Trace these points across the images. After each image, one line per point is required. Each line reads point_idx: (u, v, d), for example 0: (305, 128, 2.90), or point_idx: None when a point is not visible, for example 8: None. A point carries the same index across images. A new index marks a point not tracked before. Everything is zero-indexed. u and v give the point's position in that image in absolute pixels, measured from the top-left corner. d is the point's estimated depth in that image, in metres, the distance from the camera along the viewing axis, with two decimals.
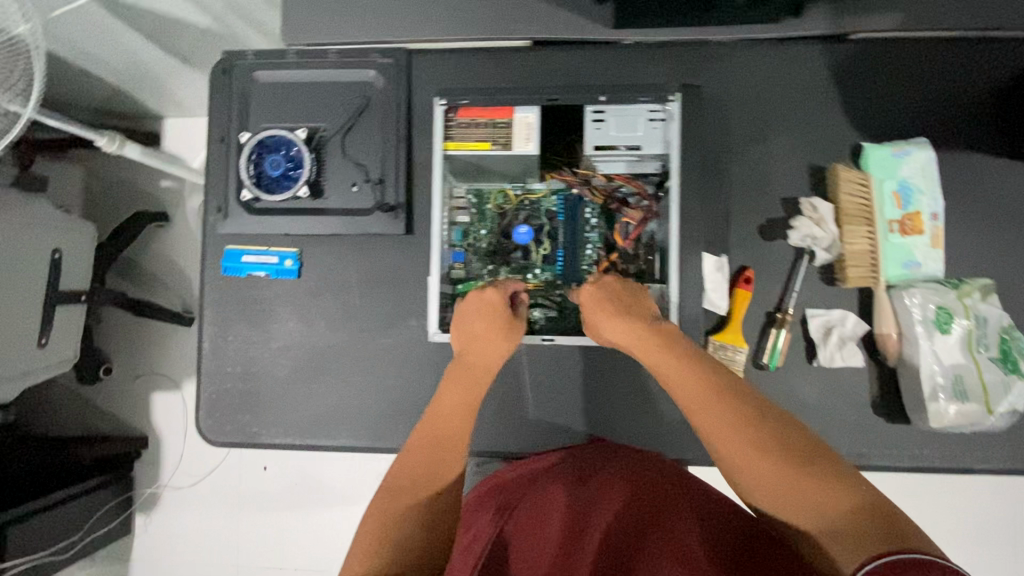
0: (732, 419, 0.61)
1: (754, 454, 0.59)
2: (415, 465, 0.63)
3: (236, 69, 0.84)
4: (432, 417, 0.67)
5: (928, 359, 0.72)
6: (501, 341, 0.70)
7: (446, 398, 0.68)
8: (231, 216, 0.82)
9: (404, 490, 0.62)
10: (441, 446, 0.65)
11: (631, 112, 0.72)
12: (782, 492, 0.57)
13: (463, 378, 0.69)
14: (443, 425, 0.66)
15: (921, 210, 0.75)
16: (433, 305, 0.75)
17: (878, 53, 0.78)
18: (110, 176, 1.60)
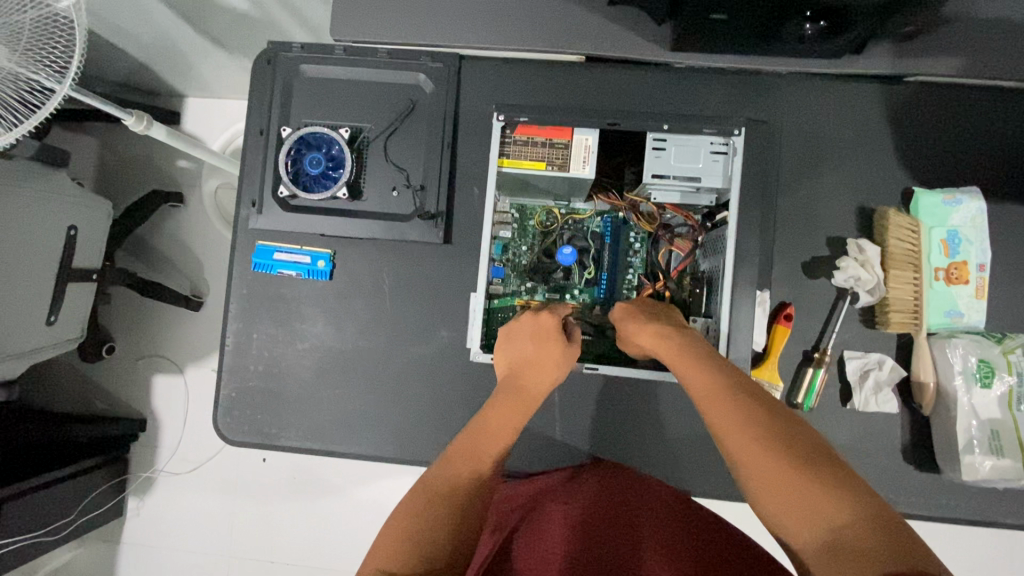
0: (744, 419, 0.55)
1: (764, 457, 0.52)
2: (452, 472, 0.60)
3: (280, 60, 0.82)
4: (476, 430, 0.64)
5: (966, 411, 0.71)
6: (555, 363, 0.68)
7: (492, 413, 0.65)
8: (265, 211, 0.80)
9: (439, 495, 0.57)
10: (484, 458, 0.61)
11: (694, 143, 0.66)
12: (792, 501, 0.50)
13: (511, 395, 0.66)
14: (487, 438, 0.63)
15: (968, 260, 0.74)
16: (475, 324, 0.72)
17: (935, 98, 0.78)
18: (126, 151, 1.57)
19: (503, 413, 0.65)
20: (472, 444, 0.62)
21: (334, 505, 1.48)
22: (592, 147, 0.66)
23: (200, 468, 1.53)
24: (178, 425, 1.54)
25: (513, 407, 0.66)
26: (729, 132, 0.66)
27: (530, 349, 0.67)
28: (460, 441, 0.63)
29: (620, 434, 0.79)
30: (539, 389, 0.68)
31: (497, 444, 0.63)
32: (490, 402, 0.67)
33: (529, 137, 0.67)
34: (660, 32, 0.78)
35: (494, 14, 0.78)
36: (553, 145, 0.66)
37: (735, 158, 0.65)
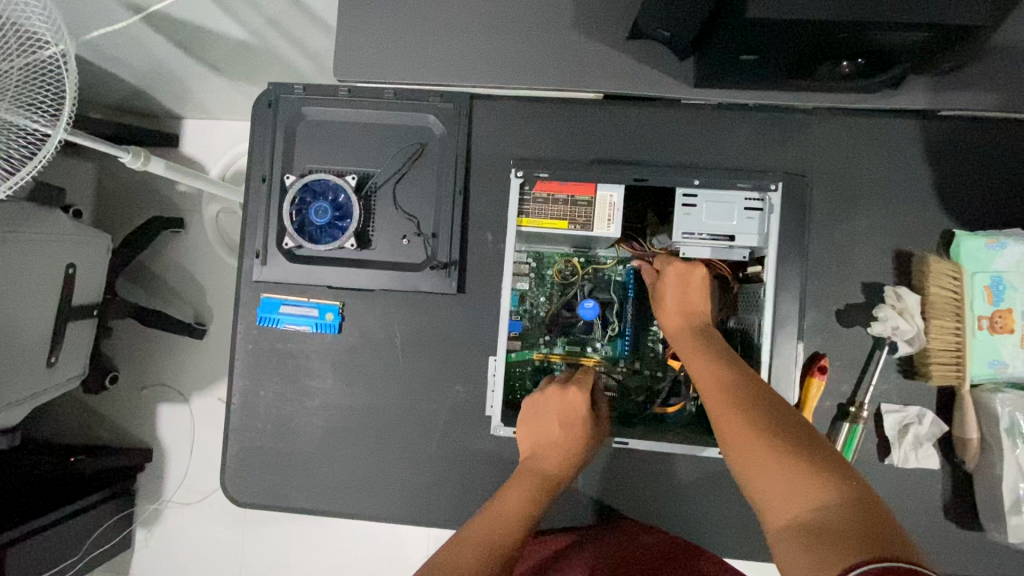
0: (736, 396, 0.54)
1: (749, 435, 0.50)
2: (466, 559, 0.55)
3: (281, 102, 0.78)
4: (494, 513, 0.61)
5: (1014, 470, 0.67)
6: (578, 440, 0.66)
7: (513, 499, 0.62)
8: (270, 262, 0.76)
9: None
10: (502, 545, 0.58)
11: (727, 198, 0.62)
12: (772, 478, 0.47)
13: (531, 479, 0.64)
14: (504, 524, 0.59)
15: (1013, 307, 0.69)
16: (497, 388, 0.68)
17: (974, 133, 0.73)
18: (125, 177, 1.53)
19: (523, 498, 0.62)
20: (488, 531, 0.58)
21: (344, 534, 1.45)
22: (617, 205, 0.61)
23: (208, 499, 1.50)
24: (185, 456, 1.51)
25: (534, 492, 0.63)
26: (766, 187, 0.61)
27: (553, 428, 0.65)
28: (476, 524, 0.60)
29: (646, 491, 0.75)
30: (561, 472, 0.65)
31: (517, 532, 0.59)
32: (508, 486, 0.64)
33: (550, 194, 0.62)
34: (682, 68, 0.73)
35: (507, 53, 0.74)
36: (576, 203, 0.61)
37: (773, 216, 0.61)
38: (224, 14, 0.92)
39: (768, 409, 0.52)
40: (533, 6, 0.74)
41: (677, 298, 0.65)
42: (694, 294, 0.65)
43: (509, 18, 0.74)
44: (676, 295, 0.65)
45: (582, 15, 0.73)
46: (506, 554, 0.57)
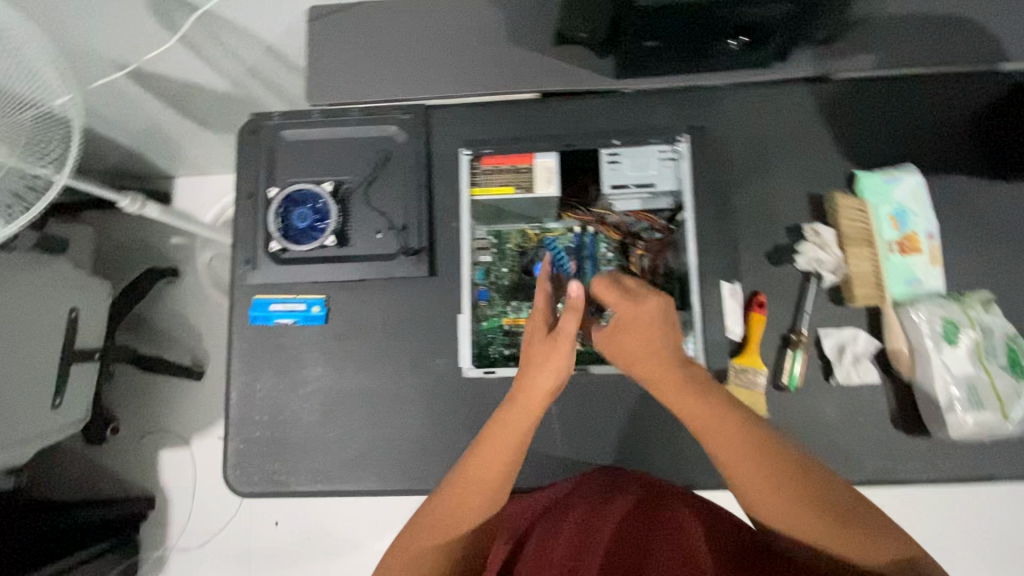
0: (742, 436, 0.60)
1: (767, 477, 0.58)
2: (465, 507, 0.66)
3: (262, 128, 0.89)
4: (492, 447, 0.67)
5: (941, 371, 0.74)
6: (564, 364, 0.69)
7: (507, 424, 0.68)
8: (261, 267, 0.85)
9: (456, 526, 0.66)
10: (496, 479, 0.67)
11: (643, 154, 0.82)
12: (794, 511, 0.57)
13: (523, 405, 0.68)
14: (498, 458, 0.67)
15: (917, 230, 0.79)
16: (463, 339, 0.80)
17: (862, 90, 0.85)
18: (122, 235, 1.63)
19: (517, 425, 0.68)
20: (460, 495, 0.66)
21: (351, 561, 1.45)
22: (554, 169, 0.80)
23: (211, 541, 1.50)
24: (187, 499, 1.53)
25: (528, 417, 0.68)
26: (673, 141, 0.82)
27: (540, 362, 0.69)
28: (472, 461, 0.67)
29: (620, 437, 0.81)
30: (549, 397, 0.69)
31: (486, 491, 0.66)
32: (502, 413, 0.69)
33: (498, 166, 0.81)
34: (605, 64, 0.86)
35: (454, 68, 0.87)
36: (521, 171, 0.80)
37: (682, 162, 0.81)
38: (209, 67, 1.05)
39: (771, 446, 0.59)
40: (473, 30, 0.87)
41: (638, 335, 0.65)
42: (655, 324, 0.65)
43: (453, 42, 0.88)
44: (636, 331, 0.65)
45: (513, 31, 0.87)
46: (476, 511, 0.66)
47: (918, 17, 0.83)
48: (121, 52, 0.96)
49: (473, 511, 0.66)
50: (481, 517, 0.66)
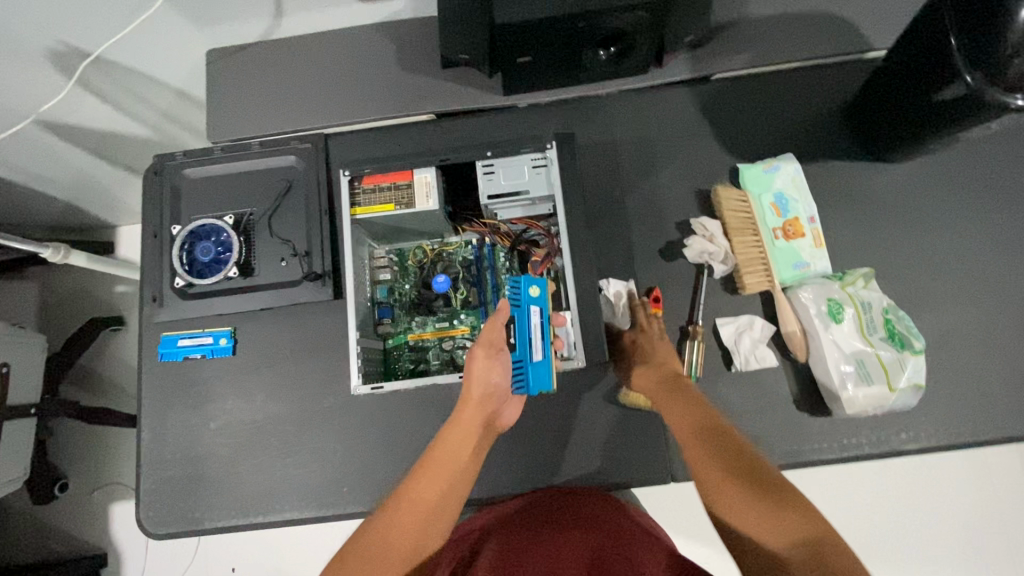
0: (704, 439, 0.61)
1: (727, 470, 0.57)
2: (399, 535, 0.59)
3: (165, 169, 0.90)
4: (431, 471, 0.63)
5: (830, 348, 0.75)
6: (501, 379, 0.67)
7: (444, 447, 0.65)
8: (166, 303, 0.85)
9: (387, 560, 0.57)
10: (433, 506, 0.61)
11: (517, 161, 0.79)
12: (745, 508, 0.54)
13: (461, 424, 0.66)
14: (436, 482, 0.62)
15: (799, 216, 0.82)
16: (354, 358, 0.76)
17: (739, 87, 0.88)
18: (65, 288, 1.63)
19: (457, 447, 0.65)
20: (403, 528, 0.59)
21: None
22: (432, 183, 0.78)
23: None
24: (140, 552, 1.48)
25: (467, 439, 0.66)
26: (544, 147, 0.79)
27: (478, 378, 0.66)
28: (412, 486, 0.62)
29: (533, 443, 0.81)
30: (481, 412, 0.67)
31: (428, 527, 0.60)
32: (442, 433, 0.66)
33: (376, 185, 0.79)
34: (492, 82, 0.89)
35: (348, 98, 0.90)
36: (400, 188, 0.79)
37: (554, 167, 0.78)
38: (122, 114, 1.08)
39: (729, 442, 0.60)
40: (364, 60, 0.91)
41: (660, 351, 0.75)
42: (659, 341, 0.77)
43: (346, 73, 0.91)
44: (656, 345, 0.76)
45: (402, 58, 0.90)
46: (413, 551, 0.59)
47: (780, 15, 0.87)
48: (22, 103, 0.98)
49: (407, 539, 0.59)
50: (415, 549, 0.59)
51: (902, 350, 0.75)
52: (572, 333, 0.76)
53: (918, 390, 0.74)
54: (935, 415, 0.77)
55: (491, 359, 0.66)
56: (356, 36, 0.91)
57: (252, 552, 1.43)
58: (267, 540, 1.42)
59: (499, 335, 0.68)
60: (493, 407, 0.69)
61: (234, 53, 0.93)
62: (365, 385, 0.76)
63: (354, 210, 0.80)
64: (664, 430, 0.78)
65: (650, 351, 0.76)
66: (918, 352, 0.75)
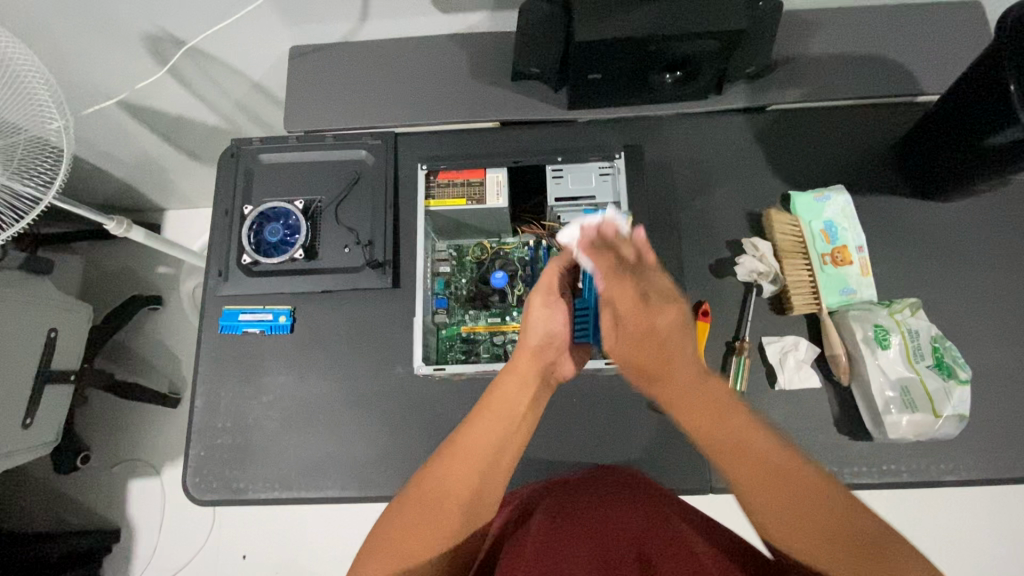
0: (758, 453, 0.59)
1: (783, 495, 0.56)
2: (455, 479, 0.63)
3: (242, 152, 0.95)
4: (487, 418, 0.67)
5: (875, 373, 0.77)
6: (558, 325, 0.73)
7: (503, 394, 0.69)
8: (232, 278, 0.89)
9: (444, 506, 0.62)
10: (487, 454, 0.65)
11: (586, 168, 0.88)
12: (775, 503, 0.56)
13: (518, 371, 0.71)
14: (490, 432, 0.67)
15: (848, 244, 0.84)
16: (417, 340, 0.82)
17: (794, 120, 0.93)
18: (108, 264, 1.67)
19: (514, 393, 0.69)
20: (459, 472, 0.64)
21: None
22: (503, 181, 0.86)
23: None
24: (153, 530, 1.46)
25: (522, 385, 0.70)
26: (612, 157, 0.88)
27: (537, 323, 0.72)
28: (466, 435, 0.67)
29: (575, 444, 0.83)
30: (537, 358, 0.72)
31: (484, 473, 0.65)
32: (499, 382, 0.70)
33: (450, 180, 0.87)
34: (559, 96, 0.93)
35: (421, 99, 0.95)
36: (472, 185, 0.86)
37: (620, 175, 0.87)
38: (199, 101, 1.14)
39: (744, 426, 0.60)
40: (439, 66, 0.95)
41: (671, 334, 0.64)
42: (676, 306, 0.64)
43: (420, 76, 0.95)
44: (674, 331, 0.64)
45: (475, 67, 0.94)
46: (469, 495, 0.63)
47: (844, 55, 0.90)
48: (111, 80, 1.03)
49: (463, 484, 0.63)
50: (470, 497, 0.63)
51: (948, 380, 0.77)
52: None
53: (962, 421, 0.76)
54: (976, 449, 0.78)
55: (548, 305, 0.73)
56: (433, 43, 0.96)
57: (266, 541, 1.42)
58: (283, 529, 1.42)
59: (557, 283, 0.74)
60: (551, 356, 0.73)
61: (314, 50, 0.97)
62: (426, 366, 0.81)
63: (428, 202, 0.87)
64: None
65: (627, 322, 0.65)
66: (963, 383, 0.76)
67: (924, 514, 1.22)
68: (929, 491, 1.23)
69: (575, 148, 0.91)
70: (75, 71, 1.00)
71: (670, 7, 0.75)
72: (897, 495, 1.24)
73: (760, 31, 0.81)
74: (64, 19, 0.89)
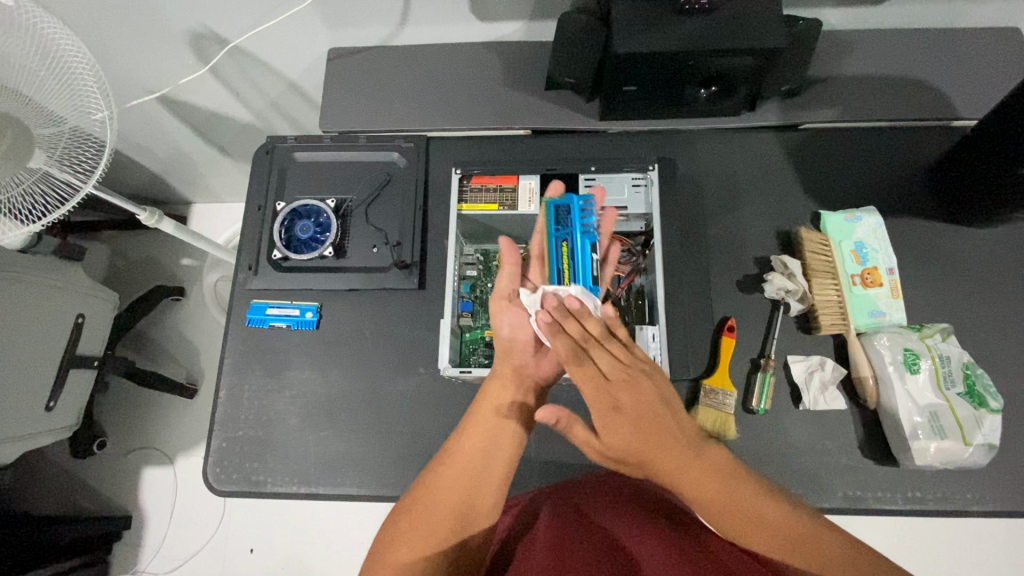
0: (732, 479, 0.59)
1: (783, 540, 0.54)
2: (447, 487, 0.62)
3: (277, 150, 0.97)
4: (472, 425, 0.68)
5: (904, 397, 0.76)
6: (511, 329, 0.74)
7: (489, 394, 0.70)
8: (262, 272, 0.91)
9: (433, 515, 0.60)
10: (473, 458, 0.65)
11: (618, 180, 0.90)
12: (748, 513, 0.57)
13: (496, 377, 0.72)
14: (477, 431, 0.67)
15: (878, 265, 0.84)
16: (443, 341, 0.83)
17: (825, 140, 0.92)
18: (133, 253, 1.69)
19: (497, 394, 0.70)
20: (451, 478, 0.63)
21: None
22: (535, 189, 0.88)
23: (183, 567, 1.43)
24: (165, 518, 1.47)
25: (502, 385, 0.70)
26: (645, 169, 0.89)
27: (510, 325, 0.74)
28: (456, 440, 0.67)
29: (593, 453, 0.82)
30: (508, 360, 0.73)
31: (473, 468, 0.64)
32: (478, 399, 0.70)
33: (484, 185, 0.89)
34: (592, 106, 0.94)
35: (456, 105, 0.96)
36: (504, 190, 0.88)
37: (653, 186, 0.88)
38: (235, 97, 1.16)
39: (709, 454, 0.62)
40: (475, 73, 0.96)
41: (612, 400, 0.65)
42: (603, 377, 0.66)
43: (457, 82, 0.96)
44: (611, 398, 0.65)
45: (511, 75, 0.95)
46: (462, 501, 0.62)
47: (882, 77, 0.90)
48: (153, 73, 1.06)
49: (455, 492, 0.62)
50: (462, 505, 0.61)
51: (978, 408, 0.76)
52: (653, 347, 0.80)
53: (991, 450, 0.75)
54: (1004, 480, 0.77)
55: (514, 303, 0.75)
56: (468, 51, 0.97)
57: (274, 536, 1.42)
58: (293, 524, 1.42)
59: (511, 285, 0.75)
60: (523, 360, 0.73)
61: (353, 53, 0.99)
62: (452, 368, 0.81)
63: (460, 205, 0.89)
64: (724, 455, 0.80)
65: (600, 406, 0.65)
66: (994, 412, 0.75)
67: (943, 544, 1.19)
68: (950, 521, 1.20)
69: (608, 158, 0.92)
70: (119, 64, 1.03)
71: (711, 23, 0.75)
72: (917, 524, 1.21)
73: (792, 45, 0.80)
74: (113, 12, 0.91)
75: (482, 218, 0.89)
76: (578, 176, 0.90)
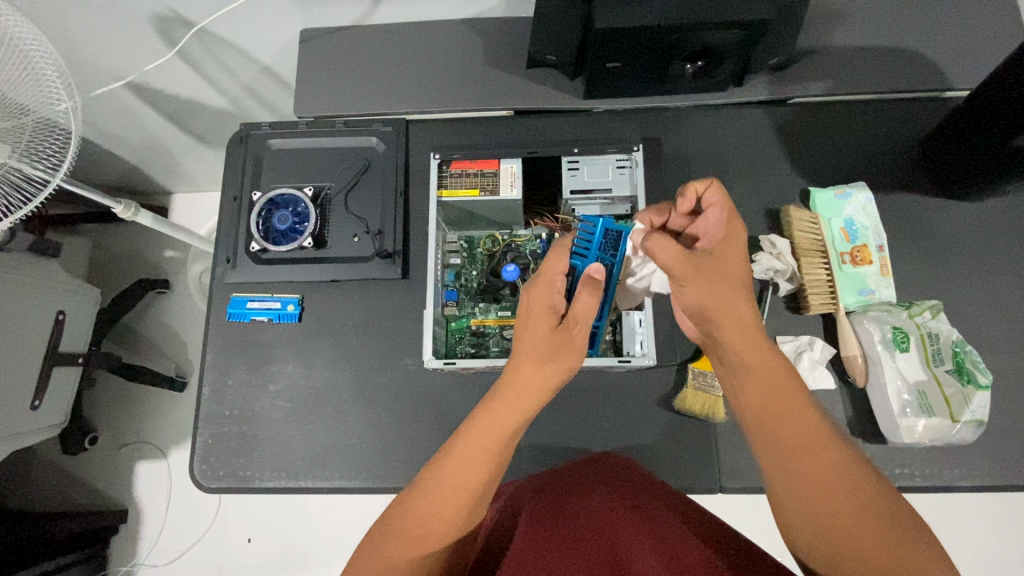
0: (810, 446, 0.55)
1: (826, 489, 0.52)
2: (444, 503, 0.56)
3: (251, 137, 0.93)
4: (473, 440, 0.59)
5: (892, 376, 0.76)
6: (535, 307, 0.67)
7: (495, 411, 0.61)
8: (240, 265, 0.88)
9: (431, 529, 0.55)
10: (478, 479, 0.57)
11: (602, 161, 0.87)
12: (809, 471, 0.53)
13: (520, 385, 0.62)
14: (484, 445, 0.59)
15: (868, 243, 0.82)
16: (427, 332, 0.80)
17: (815, 114, 0.90)
18: (115, 247, 1.66)
19: (534, 376, 0.62)
20: (449, 486, 0.56)
21: None
22: (517, 173, 0.85)
23: (181, 559, 1.44)
24: (161, 512, 1.47)
25: (518, 394, 0.61)
26: (630, 150, 0.87)
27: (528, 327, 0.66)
28: (457, 450, 0.59)
29: (582, 439, 0.82)
30: (541, 363, 0.63)
31: (476, 487, 0.57)
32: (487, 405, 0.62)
33: (465, 170, 0.87)
34: (575, 84, 0.90)
35: (434, 87, 0.92)
36: (486, 175, 0.86)
37: (638, 168, 0.86)
38: (206, 81, 1.11)
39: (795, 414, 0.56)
40: (453, 53, 0.92)
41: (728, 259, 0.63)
42: (740, 242, 0.63)
43: (435, 62, 0.93)
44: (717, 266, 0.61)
45: (491, 54, 0.92)
46: (455, 520, 0.56)
47: (872, 47, 0.87)
48: (118, 57, 1.01)
49: (451, 511, 0.55)
50: (460, 522, 0.56)
51: (967, 385, 0.75)
52: (639, 332, 0.79)
53: (979, 426, 0.75)
54: (991, 454, 0.77)
55: (596, 294, 0.69)
56: (447, 30, 0.93)
57: (270, 529, 1.43)
58: (291, 515, 1.43)
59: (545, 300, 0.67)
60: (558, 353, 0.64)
61: (326, 34, 0.94)
62: (436, 359, 0.79)
63: (441, 191, 0.86)
64: (714, 436, 0.80)
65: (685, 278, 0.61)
66: (984, 388, 0.75)
67: (936, 519, 1.21)
68: (943, 501, 1.21)
69: (592, 139, 0.90)
70: (83, 50, 0.98)
71: None
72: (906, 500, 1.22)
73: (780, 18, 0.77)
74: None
75: (463, 204, 0.86)
76: (562, 159, 0.88)
